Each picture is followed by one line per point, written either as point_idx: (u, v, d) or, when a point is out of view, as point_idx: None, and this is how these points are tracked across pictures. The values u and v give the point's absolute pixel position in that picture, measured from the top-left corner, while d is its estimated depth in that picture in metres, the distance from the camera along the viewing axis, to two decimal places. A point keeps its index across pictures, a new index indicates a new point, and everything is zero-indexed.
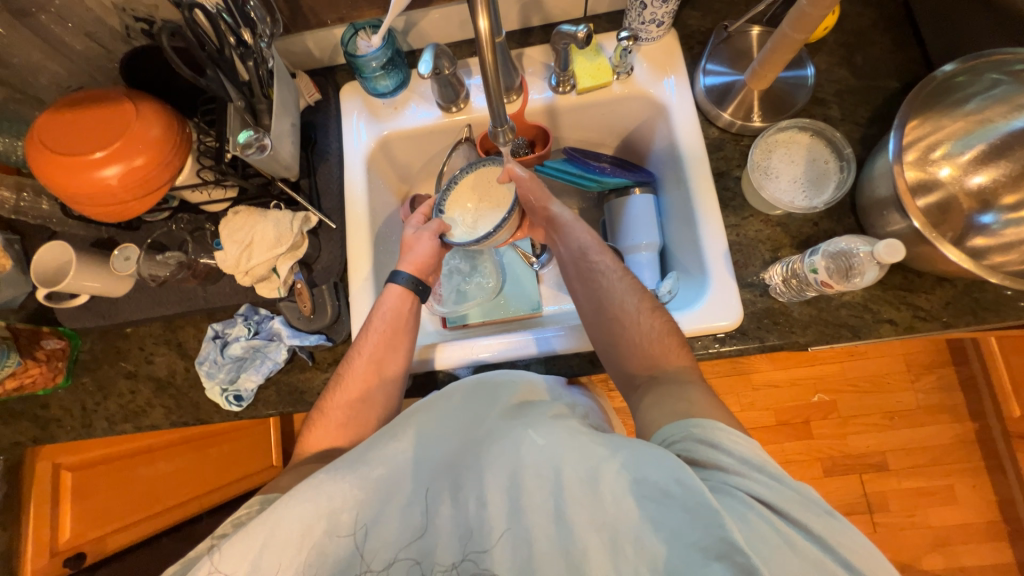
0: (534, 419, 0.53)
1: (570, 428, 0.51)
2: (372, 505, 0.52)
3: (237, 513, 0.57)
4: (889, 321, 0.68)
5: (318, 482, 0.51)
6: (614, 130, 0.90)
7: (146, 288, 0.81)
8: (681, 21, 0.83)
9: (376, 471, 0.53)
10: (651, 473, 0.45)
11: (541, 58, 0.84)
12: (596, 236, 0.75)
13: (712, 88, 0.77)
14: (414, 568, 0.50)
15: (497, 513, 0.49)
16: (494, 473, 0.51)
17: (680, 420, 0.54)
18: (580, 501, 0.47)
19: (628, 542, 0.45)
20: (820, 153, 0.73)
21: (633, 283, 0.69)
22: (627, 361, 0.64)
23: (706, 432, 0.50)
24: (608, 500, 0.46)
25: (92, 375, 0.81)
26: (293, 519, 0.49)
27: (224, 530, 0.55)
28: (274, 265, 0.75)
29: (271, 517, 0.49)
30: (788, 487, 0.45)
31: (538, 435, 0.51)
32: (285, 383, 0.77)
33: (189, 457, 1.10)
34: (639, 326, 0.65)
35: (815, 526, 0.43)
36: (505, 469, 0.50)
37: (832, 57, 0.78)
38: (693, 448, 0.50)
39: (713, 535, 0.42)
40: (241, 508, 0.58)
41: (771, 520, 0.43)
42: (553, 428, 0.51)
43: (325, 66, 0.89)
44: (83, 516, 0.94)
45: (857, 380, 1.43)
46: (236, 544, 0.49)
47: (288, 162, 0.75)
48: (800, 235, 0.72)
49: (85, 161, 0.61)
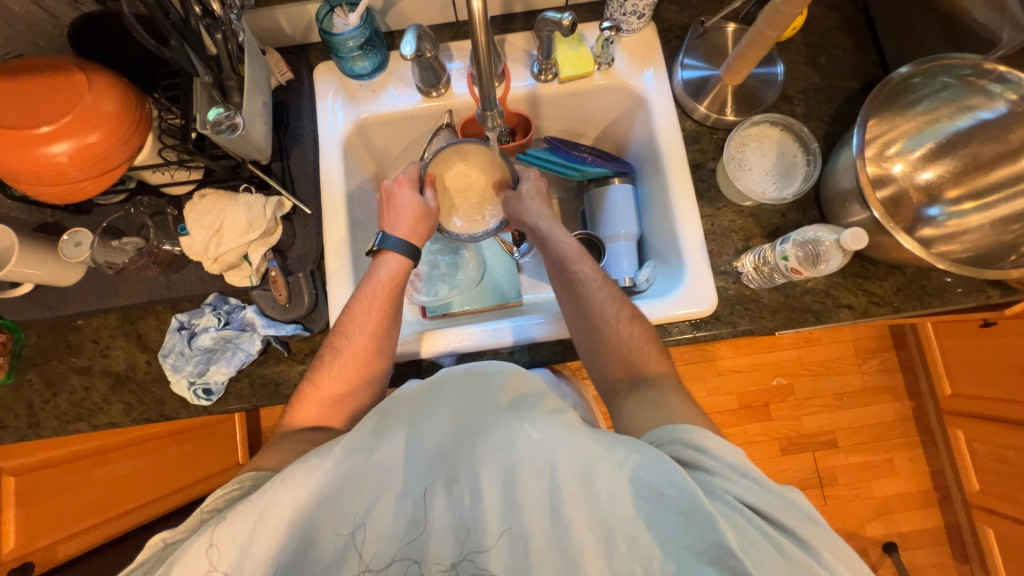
0: (531, 413, 0.53)
1: (567, 423, 0.52)
2: (364, 497, 0.51)
3: (226, 488, 0.53)
4: (848, 306, 0.73)
5: (309, 466, 0.50)
6: (594, 121, 0.91)
7: (100, 277, 0.75)
8: (660, 15, 0.85)
9: (370, 460, 0.52)
10: (648, 474, 0.46)
11: (523, 44, 0.83)
12: (580, 244, 0.75)
13: (689, 81, 0.80)
14: (411, 567, 0.49)
15: (495, 509, 0.49)
16: (489, 466, 0.51)
17: (665, 426, 0.54)
18: (576, 498, 0.47)
19: (623, 540, 0.46)
20: (789, 147, 0.77)
21: (613, 291, 0.69)
22: (609, 364, 0.66)
23: (693, 437, 0.51)
24: (603, 496, 0.47)
25: (38, 371, 0.75)
26: (284, 504, 0.48)
27: (213, 505, 0.52)
28: (245, 252, 0.72)
29: (262, 498, 0.48)
30: (774, 493, 0.47)
31: (533, 429, 0.51)
32: (258, 374, 0.74)
33: (150, 457, 1.06)
34: (618, 334, 0.66)
35: (800, 530, 0.45)
36: (502, 463, 0.50)
37: (798, 56, 0.82)
38: (682, 450, 0.51)
39: (709, 539, 0.43)
40: (230, 482, 0.54)
41: (759, 524, 0.44)
42: (550, 422, 0.52)
43: (297, 44, 0.85)
44: (28, 526, 0.83)
45: (810, 364, 1.53)
46: (225, 529, 0.46)
47: (260, 143, 0.71)
48: (769, 225, 0.76)
49: (29, 135, 0.56)
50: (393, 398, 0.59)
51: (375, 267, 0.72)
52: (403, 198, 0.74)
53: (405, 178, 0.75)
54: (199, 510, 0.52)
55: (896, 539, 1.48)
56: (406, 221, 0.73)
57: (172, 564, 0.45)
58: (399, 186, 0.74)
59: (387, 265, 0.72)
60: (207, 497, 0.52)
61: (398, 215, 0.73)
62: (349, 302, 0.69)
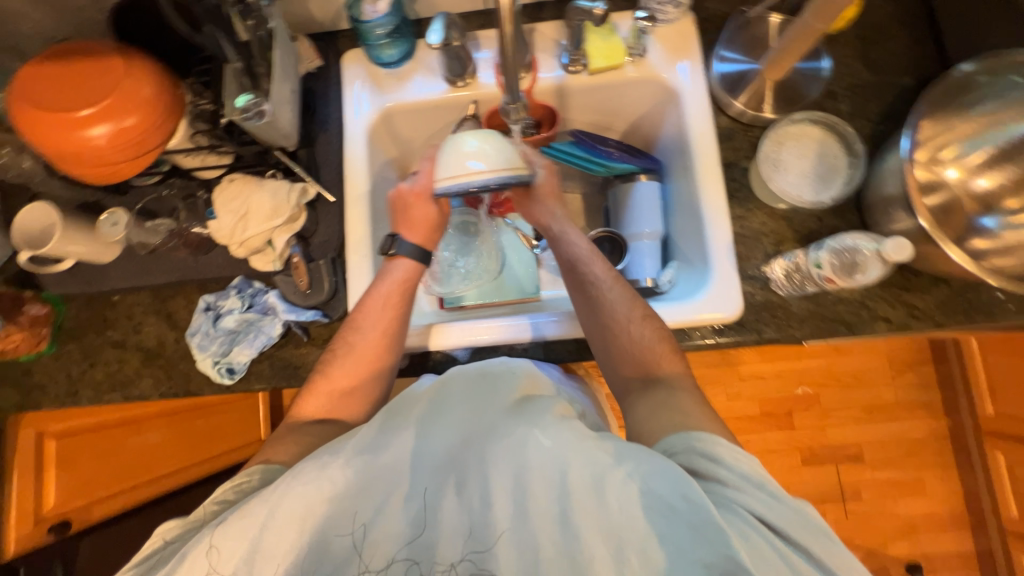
0: (540, 418, 0.52)
1: (576, 429, 0.50)
2: (374, 498, 0.52)
3: (236, 481, 0.56)
4: (884, 319, 0.69)
5: (322, 463, 0.51)
6: (621, 114, 0.88)
7: (134, 255, 0.78)
8: (699, 4, 0.81)
9: (378, 459, 0.52)
10: (659, 486, 0.45)
11: (553, 34, 0.81)
12: (591, 244, 0.72)
13: (726, 75, 0.76)
14: (417, 567, 0.49)
15: (504, 513, 0.49)
16: (498, 470, 0.50)
17: (680, 431, 0.53)
18: (585, 507, 0.46)
19: (634, 552, 0.45)
20: (831, 147, 0.72)
21: (625, 291, 0.66)
22: (620, 364, 0.63)
23: (706, 445, 0.50)
24: (613, 507, 0.46)
25: (77, 343, 0.79)
26: (296, 500, 0.49)
27: (225, 496, 0.54)
28: (270, 238, 0.74)
29: (273, 496, 0.49)
30: (789, 505, 0.45)
31: (544, 437, 0.50)
32: (278, 357, 0.75)
33: (177, 428, 1.09)
34: (629, 334, 0.63)
35: (814, 547, 0.44)
36: (511, 468, 0.50)
37: (848, 50, 0.77)
38: (694, 460, 0.49)
39: (718, 553, 0.42)
40: (239, 475, 0.57)
41: (772, 541, 0.43)
42: (560, 428, 0.50)
43: (327, 31, 0.85)
44: (66, 485, 0.92)
45: (839, 374, 1.46)
46: (236, 522, 0.48)
47: (286, 130, 0.73)
48: (804, 230, 0.73)
49: (71, 118, 0.58)
50: (405, 396, 0.59)
51: (390, 269, 0.71)
52: (422, 211, 0.73)
53: (421, 187, 0.73)
54: (211, 501, 0.54)
55: (921, 560, 1.42)
56: (418, 232, 0.73)
57: (186, 555, 0.48)
58: (417, 199, 0.73)
59: (401, 267, 0.71)
60: (217, 490, 0.55)
61: (413, 226, 0.74)
62: (361, 300, 0.70)
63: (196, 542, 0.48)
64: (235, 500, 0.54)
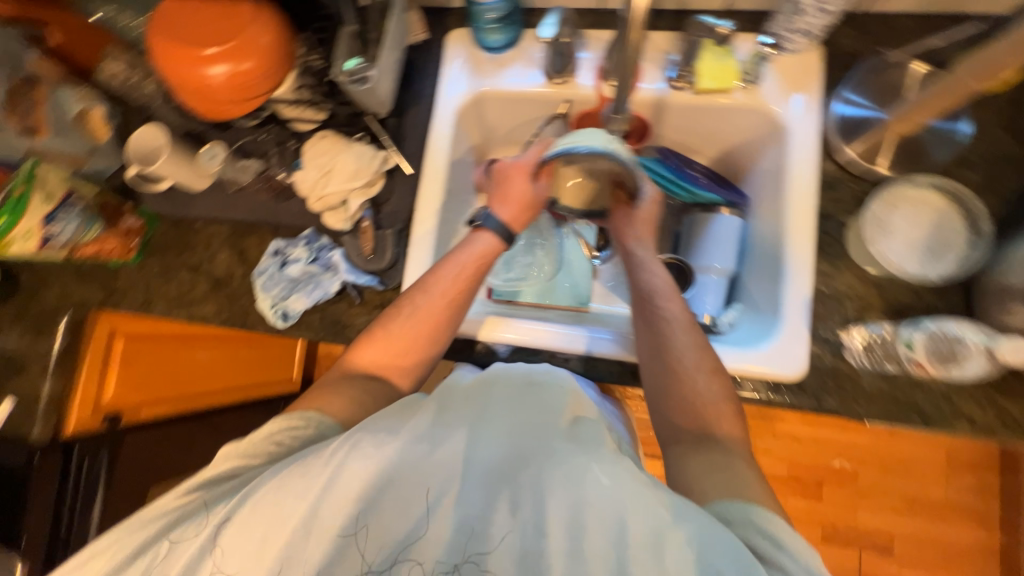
0: (599, 451, 0.50)
1: (636, 472, 0.48)
2: (423, 497, 0.50)
3: (293, 424, 0.59)
4: (969, 419, 0.62)
5: (380, 441, 0.52)
6: (715, 140, 0.83)
7: (223, 189, 0.84)
8: (831, 38, 0.75)
9: (432, 455, 0.51)
10: (721, 561, 0.44)
11: (664, 45, 0.77)
12: (672, 280, 0.69)
13: (847, 119, 0.71)
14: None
15: (558, 551, 0.45)
16: (554, 499, 0.47)
17: (741, 502, 0.50)
18: (643, 561, 0.44)
19: None
20: (953, 221, 0.65)
21: (697, 337, 0.64)
22: (672, 410, 0.61)
23: (770, 524, 0.48)
24: (671, 568, 0.44)
25: (158, 258, 0.86)
26: (352, 474, 0.50)
27: (284, 439, 0.58)
28: (346, 198, 0.76)
29: (333, 463, 0.50)
30: None
31: (603, 474, 0.47)
32: (329, 312, 0.78)
33: (223, 351, 1.16)
34: (693, 383, 0.61)
35: None
36: (569, 500, 0.47)
37: (993, 116, 0.69)
38: (755, 538, 0.47)
39: None
40: (297, 417, 0.60)
41: None
42: (621, 468, 0.48)
43: (439, 6, 0.85)
44: (124, 381, 0.98)
45: (886, 458, 1.35)
46: (297, 478, 0.50)
47: (383, 98, 0.74)
48: (895, 302, 0.67)
49: (196, 53, 0.61)
50: (455, 390, 0.60)
51: (471, 239, 0.72)
52: (518, 185, 0.73)
53: (524, 162, 0.73)
54: (267, 439, 0.58)
55: None
56: (510, 208, 0.73)
57: (249, 491, 0.51)
58: (518, 170, 0.73)
59: (484, 238, 0.71)
60: (275, 428, 0.59)
61: (505, 198, 0.73)
62: (423, 277, 0.70)
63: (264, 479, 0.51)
64: (291, 444, 0.58)
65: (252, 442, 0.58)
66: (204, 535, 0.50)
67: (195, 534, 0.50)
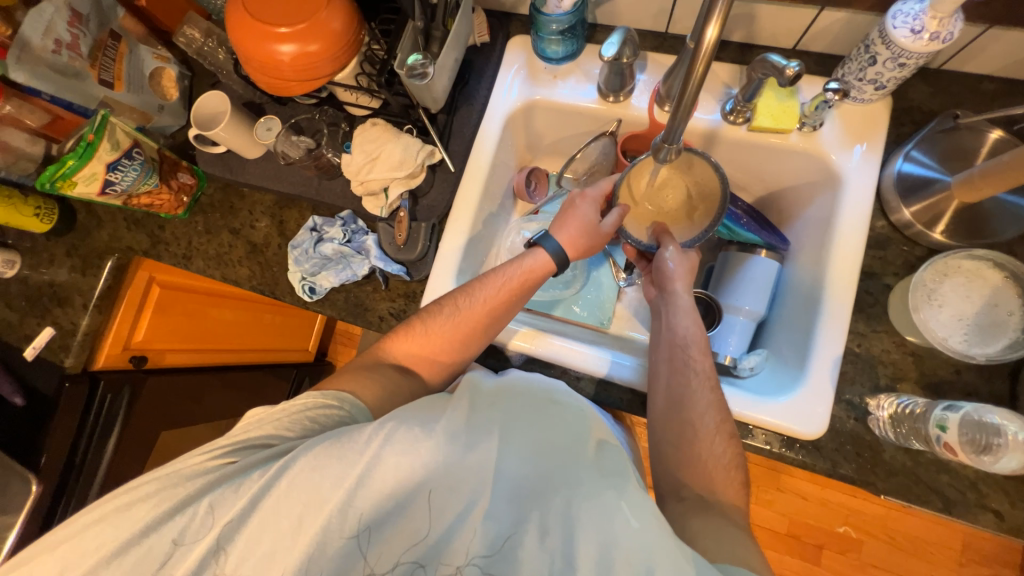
0: (627, 489, 0.53)
1: (663, 519, 0.50)
2: (461, 499, 0.53)
3: (328, 402, 0.62)
4: (994, 512, 0.59)
5: (416, 438, 0.54)
6: (765, 180, 0.82)
7: (273, 160, 0.86)
8: (902, 92, 0.72)
9: (467, 458, 0.55)
10: None
11: (725, 77, 0.76)
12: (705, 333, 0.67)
13: (906, 177, 0.67)
14: None
15: None
16: (585, 528, 0.50)
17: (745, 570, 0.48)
18: None
19: None
20: (1008, 299, 0.61)
21: (717, 396, 0.62)
22: (684, 468, 0.60)
23: None
24: None
25: (204, 217, 0.90)
26: (389, 468, 0.52)
27: (320, 417, 0.60)
28: (387, 186, 0.78)
29: (370, 454, 0.53)
30: None
31: (632, 516, 0.50)
32: (354, 294, 0.80)
33: (247, 313, 1.21)
34: (709, 444, 0.59)
35: None
36: (598, 537, 0.49)
37: None
38: None
39: None
40: (333, 397, 0.62)
41: None
42: (651, 511, 0.50)
43: (505, 11, 0.86)
44: (154, 328, 1.03)
45: (894, 534, 1.28)
46: (336, 463, 0.52)
47: (438, 95, 0.75)
48: (931, 375, 0.64)
49: (269, 30, 0.64)
50: (483, 395, 0.62)
51: (524, 256, 0.72)
52: (583, 211, 0.73)
53: (591, 192, 0.74)
54: (304, 413, 0.60)
55: None
56: (568, 232, 0.72)
57: (285, 467, 0.52)
58: (584, 198, 0.74)
59: (534, 257, 0.71)
60: (313, 402, 0.61)
61: (565, 223, 0.73)
62: (457, 287, 0.71)
63: (297, 456, 0.53)
64: (324, 422, 0.60)
65: (290, 414, 0.60)
66: (243, 501, 0.51)
67: (234, 499, 0.52)
